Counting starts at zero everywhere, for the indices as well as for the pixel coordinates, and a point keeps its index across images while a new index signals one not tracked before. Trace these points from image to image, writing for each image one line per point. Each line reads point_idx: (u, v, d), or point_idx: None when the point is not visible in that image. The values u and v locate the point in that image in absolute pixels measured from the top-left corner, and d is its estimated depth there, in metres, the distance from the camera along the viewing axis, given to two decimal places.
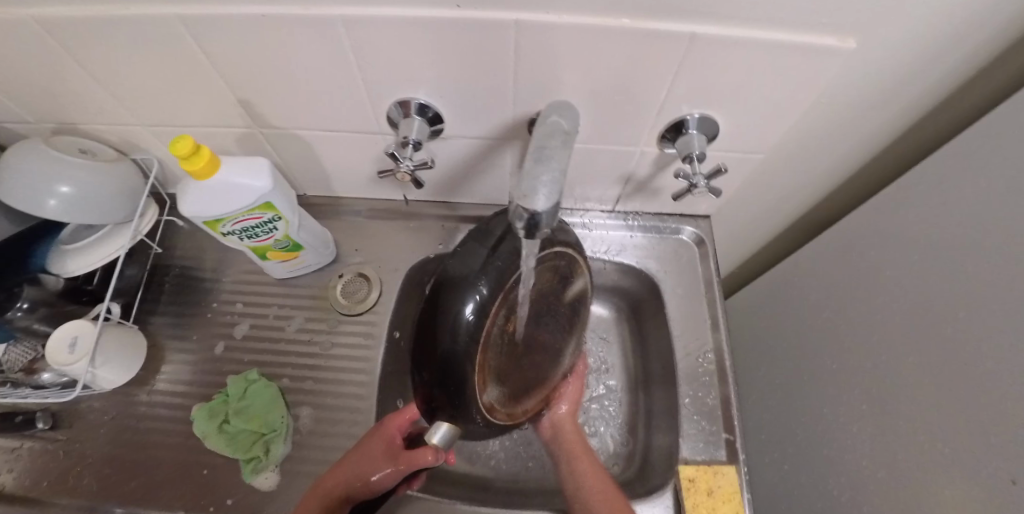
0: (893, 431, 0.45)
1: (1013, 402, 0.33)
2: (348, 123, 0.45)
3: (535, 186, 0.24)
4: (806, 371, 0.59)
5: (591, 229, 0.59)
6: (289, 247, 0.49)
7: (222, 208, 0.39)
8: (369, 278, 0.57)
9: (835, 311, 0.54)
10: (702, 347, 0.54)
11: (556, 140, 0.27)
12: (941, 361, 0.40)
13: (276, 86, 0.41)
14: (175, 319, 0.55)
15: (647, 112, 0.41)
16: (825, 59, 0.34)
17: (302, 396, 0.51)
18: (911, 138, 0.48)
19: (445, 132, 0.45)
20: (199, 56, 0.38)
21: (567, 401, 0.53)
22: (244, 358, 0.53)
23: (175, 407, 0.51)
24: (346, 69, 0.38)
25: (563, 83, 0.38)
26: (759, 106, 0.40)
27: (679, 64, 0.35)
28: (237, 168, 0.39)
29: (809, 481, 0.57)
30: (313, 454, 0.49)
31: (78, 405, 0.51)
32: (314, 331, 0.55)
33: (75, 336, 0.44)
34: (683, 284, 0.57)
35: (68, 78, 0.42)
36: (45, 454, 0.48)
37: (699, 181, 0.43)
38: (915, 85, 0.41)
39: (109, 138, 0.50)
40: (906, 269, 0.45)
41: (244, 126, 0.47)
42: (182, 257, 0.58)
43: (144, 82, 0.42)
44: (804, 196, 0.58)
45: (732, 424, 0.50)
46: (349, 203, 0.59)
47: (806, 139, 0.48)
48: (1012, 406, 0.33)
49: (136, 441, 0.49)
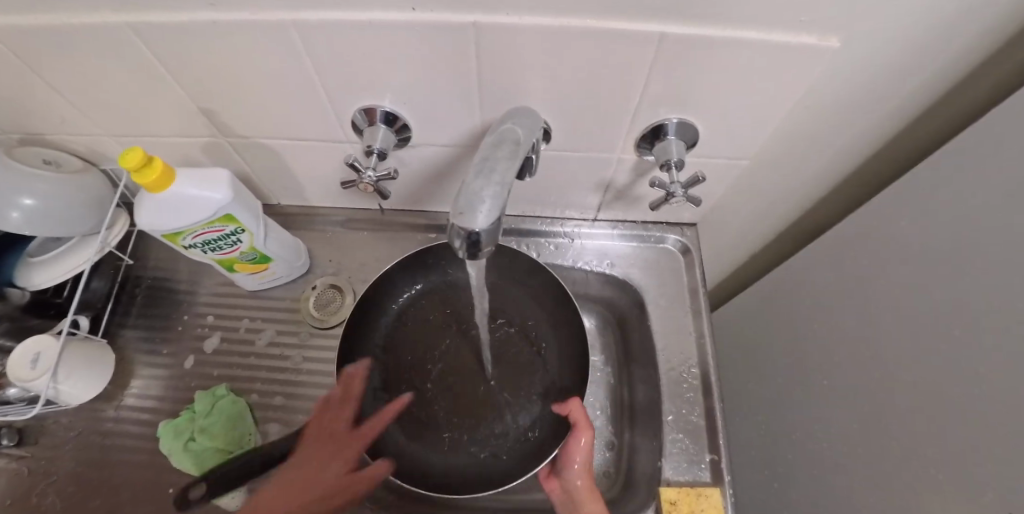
0: (882, 453, 0.43)
1: (1008, 428, 0.31)
2: (314, 132, 0.44)
3: (473, 202, 0.22)
4: (796, 385, 0.57)
5: (572, 237, 0.58)
6: (257, 259, 0.48)
7: (180, 222, 0.38)
8: (342, 290, 0.55)
9: (824, 323, 0.52)
10: (687, 361, 0.52)
11: (502, 151, 0.25)
12: (932, 381, 0.38)
13: (236, 95, 0.40)
14: (146, 332, 0.54)
15: (622, 117, 0.39)
16: (806, 60, 0.32)
17: (272, 412, 0.50)
18: (904, 143, 0.46)
19: (414, 140, 0.44)
20: (154, 65, 0.37)
21: (579, 455, 0.44)
22: (214, 373, 0.52)
23: (143, 423, 0.50)
24: (306, 78, 0.37)
25: (530, 88, 0.36)
26: (738, 110, 0.38)
27: (651, 67, 0.34)
28: (194, 180, 0.38)
29: (798, 501, 0.54)
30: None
31: (45, 421, 0.50)
32: (286, 345, 0.53)
33: (38, 352, 0.43)
34: (666, 295, 0.55)
35: (26, 88, 0.40)
36: (11, 471, 0.48)
37: (677, 189, 0.41)
38: (904, 87, 0.39)
39: (76, 148, 0.49)
40: (897, 282, 0.43)
41: (208, 135, 0.45)
42: (155, 268, 0.57)
43: (102, 92, 0.40)
44: (793, 203, 0.56)
45: (716, 443, 0.48)
46: (323, 213, 0.58)
47: (792, 144, 0.46)
48: (1007, 433, 0.31)
49: (103, 457, 0.48)
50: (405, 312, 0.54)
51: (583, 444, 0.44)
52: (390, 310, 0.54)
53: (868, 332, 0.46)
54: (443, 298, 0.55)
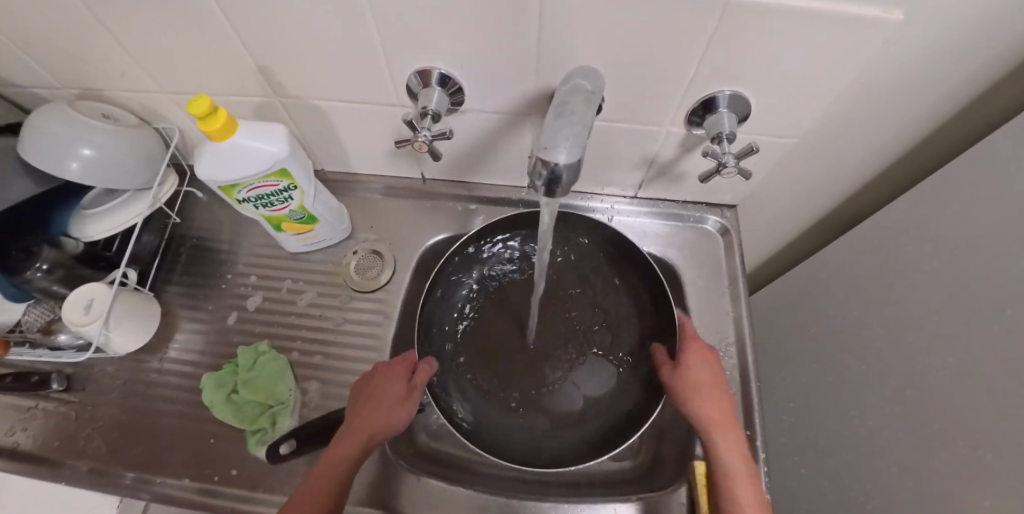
0: (915, 438, 0.43)
1: None
2: (367, 96, 0.45)
3: (556, 138, 0.23)
4: (828, 372, 0.57)
5: (610, 214, 0.58)
6: (304, 219, 0.49)
7: (239, 173, 0.39)
8: (381, 256, 0.56)
9: (863, 309, 0.52)
10: (724, 340, 0.53)
11: (578, 98, 0.26)
12: (971, 366, 0.37)
13: (292, 54, 0.40)
14: (189, 289, 0.56)
15: (674, 89, 0.39)
16: (867, 32, 0.31)
17: (310, 370, 0.51)
18: (958, 132, 0.45)
19: (465, 105, 0.44)
20: (212, 20, 0.37)
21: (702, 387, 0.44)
22: (255, 329, 0.53)
23: (186, 375, 0.51)
24: (364, 37, 0.37)
25: (587, 52, 0.36)
26: (794, 84, 0.38)
27: (709, 36, 0.33)
28: (252, 133, 0.39)
29: (828, 486, 0.55)
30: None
31: (92, 369, 0.51)
32: (325, 306, 0.54)
33: (92, 298, 0.44)
34: (704, 275, 0.55)
35: (89, 43, 0.42)
36: (59, 414, 0.49)
37: (729, 161, 0.41)
38: (963, 70, 0.38)
39: (131, 105, 0.51)
40: (941, 266, 0.42)
41: (263, 95, 0.46)
42: (199, 228, 0.59)
43: (161, 47, 0.41)
44: (836, 188, 0.55)
45: (752, 420, 0.48)
46: (366, 181, 0.59)
47: (840, 124, 0.46)
48: None
49: (145, 406, 0.50)
50: (466, 293, 0.54)
51: (700, 367, 0.45)
52: (452, 293, 0.53)
53: (906, 316, 0.46)
54: (499, 277, 0.54)
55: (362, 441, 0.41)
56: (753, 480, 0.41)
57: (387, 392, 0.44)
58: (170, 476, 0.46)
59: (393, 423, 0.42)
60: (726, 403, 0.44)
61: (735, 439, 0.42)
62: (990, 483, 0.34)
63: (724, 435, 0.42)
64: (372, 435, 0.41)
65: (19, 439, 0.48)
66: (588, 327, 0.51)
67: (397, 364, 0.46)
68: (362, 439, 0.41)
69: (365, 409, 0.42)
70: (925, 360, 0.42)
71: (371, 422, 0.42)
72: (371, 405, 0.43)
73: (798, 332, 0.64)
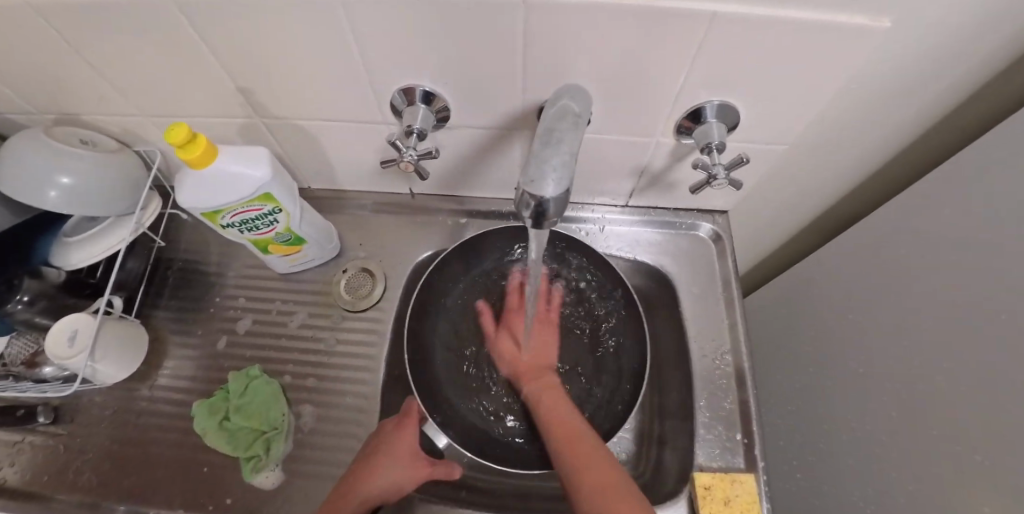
0: (913, 443, 0.43)
1: None
2: (352, 114, 0.44)
3: (543, 171, 0.23)
4: (824, 375, 0.57)
5: (602, 224, 0.58)
6: (291, 241, 0.48)
7: (221, 200, 0.38)
8: (373, 274, 0.56)
9: (856, 313, 0.52)
10: (720, 348, 0.52)
11: (565, 124, 0.25)
12: (969, 371, 0.37)
13: (273, 75, 0.39)
14: (178, 313, 0.55)
15: (663, 101, 0.39)
16: (855, 41, 0.31)
17: (304, 394, 0.51)
18: (947, 133, 0.45)
19: (451, 121, 0.44)
20: (189, 44, 0.36)
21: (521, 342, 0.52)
22: (246, 354, 0.53)
23: (177, 402, 0.50)
24: (346, 57, 0.36)
25: (574, 66, 0.36)
26: (782, 93, 0.37)
27: (696, 47, 0.33)
28: (235, 158, 0.38)
29: (828, 489, 0.55)
30: (347, 457, 0.47)
31: (80, 400, 0.50)
32: (317, 327, 0.54)
33: (75, 330, 0.43)
34: (698, 283, 0.55)
35: (62, 69, 0.41)
36: (47, 448, 0.48)
37: (719, 172, 0.41)
38: (955, 73, 0.38)
39: (112, 129, 0.50)
40: (934, 270, 0.42)
41: (245, 116, 0.45)
42: (186, 251, 0.58)
43: (137, 72, 0.40)
44: (827, 189, 0.55)
45: (750, 428, 0.48)
46: (354, 197, 0.58)
47: (829, 129, 0.45)
48: None
49: (136, 436, 0.49)
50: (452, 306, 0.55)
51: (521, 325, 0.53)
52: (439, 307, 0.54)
53: (902, 321, 0.46)
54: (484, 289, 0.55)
55: (358, 502, 0.41)
56: (571, 414, 0.45)
57: (407, 458, 0.44)
58: (163, 507, 0.46)
59: (393, 490, 0.42)
60: (541, 353, 0.51)
61: (552, 389, 0.48)
62: (992, 490, 0.34)
63: (536, 381, 0.49)
64: (369, 497, 0.41)
65: (6, 475, 0.47)
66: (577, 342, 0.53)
67: (407, 423, 0.46)
68: (359, 501, 0.41)
69: (374, 471, 0.42)
70: (921, 365, 0.42)
71: (370, 485, 0.42)
72: (391, 470, 0.43)
73: (793, 334, 0.64)
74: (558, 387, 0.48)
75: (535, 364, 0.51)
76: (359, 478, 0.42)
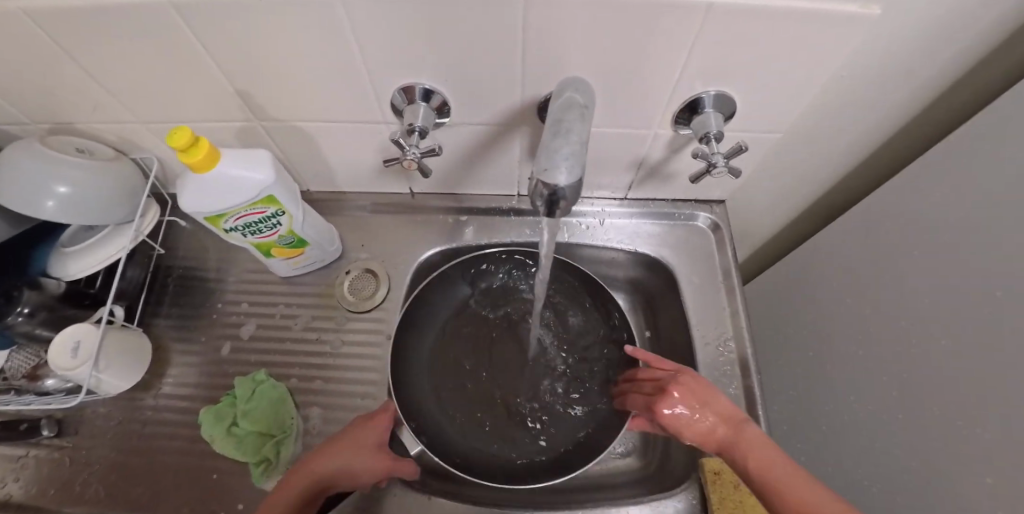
0: (917, 421, 0.44)
1: None
2: (352, 114, 0.44)
3: (554, 160, 0.23)
4: (826, 359, 0.58)
5: (601, 217, 0.58)
6: (294, 244, 0.48)
7: (223, 204, 0.38)
8: (375, 274, 0.56)
9: (855, 295, 0.53)
10: (722, 335, 0.53)
11: (573, 114, 0.26)
12: (968, 346, 0.38)
13: (272, 77, 0.39)
14: (180, 321, 0.55)
15: (662, 93, 0.40)
16: (849, 28, 0.32)
17: (311, 396, 0.50)
18: (935, 117, 0.46)
19: (452, 118, 0.44)
20: (187, 48, 0.36)
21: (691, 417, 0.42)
22: (250, 359, 0.52)
23: (182, 410, 0.50)
24: (346, 56, 0.36)
25: (573, 60, 0.36)
26: (778, 82, 0.38)
27: (695, 38, 0.33)
28: (237, 161, 0.38)
29: (833, 470, 0.56)
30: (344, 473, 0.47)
31: (84, 411, 0.50)
32: (321, 330, 0.54)
33: (78, 340, 0.43)
34: (699, 273, 0.56)
35: (55, 77, 0.40)
36: (52, 461, 0.48)
37: (718, 160, 0.41)
38: (944, 57, 0.39)
39: (107, 137, 0.49)
40: (930, 251, 0.43)
41: (243, 119, 0.45)
42: (185, 258, 0.58)
43: (132, 78, 0.40)
44: (822, 176, 0.56)
45: (756, 413, 0.49)
46: (354, 198, 0.58)
47: (822, 117, 0.46)
48: None
49: (142, 445, 0.49)
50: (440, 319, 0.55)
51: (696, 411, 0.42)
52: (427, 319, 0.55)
53: (900, 302, 0.47)
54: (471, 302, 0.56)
55: (306, 481, 0.40)
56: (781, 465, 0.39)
57: (362, 446, 0.42)
58: None
59: (345, 477, 0.41)
60: (728, 413, 0.42)
61: (761, 449, 0.40)
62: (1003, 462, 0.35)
63: (734, 449, 0.41)
64: (318, 479, 0.41)
65: (11, 491, 0.46)
66: (561, 355, 0.53)
67: (375, 417, 0.45)
68: (307, 479, 0.40)
69: (327, 452, 0.42)
70: (920, 343, 0.44)
71: (319, 465, 0.41)
72: (344, 455, 0.42)
73: (793, 320, 0.65)
74: (755, 437, 0.40)
75: (715, 428, 0.42)
76: (311, 459, 0.41)
